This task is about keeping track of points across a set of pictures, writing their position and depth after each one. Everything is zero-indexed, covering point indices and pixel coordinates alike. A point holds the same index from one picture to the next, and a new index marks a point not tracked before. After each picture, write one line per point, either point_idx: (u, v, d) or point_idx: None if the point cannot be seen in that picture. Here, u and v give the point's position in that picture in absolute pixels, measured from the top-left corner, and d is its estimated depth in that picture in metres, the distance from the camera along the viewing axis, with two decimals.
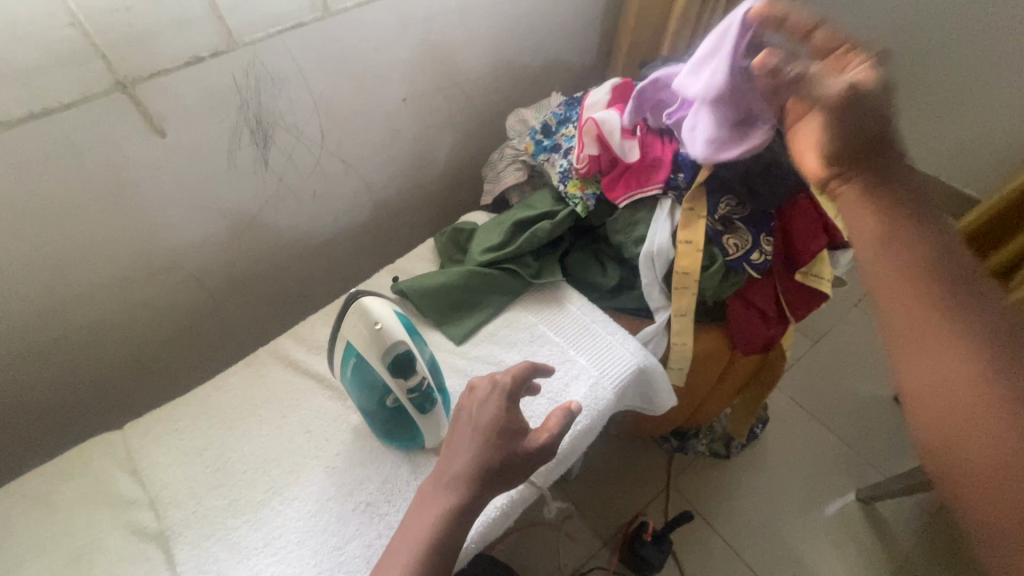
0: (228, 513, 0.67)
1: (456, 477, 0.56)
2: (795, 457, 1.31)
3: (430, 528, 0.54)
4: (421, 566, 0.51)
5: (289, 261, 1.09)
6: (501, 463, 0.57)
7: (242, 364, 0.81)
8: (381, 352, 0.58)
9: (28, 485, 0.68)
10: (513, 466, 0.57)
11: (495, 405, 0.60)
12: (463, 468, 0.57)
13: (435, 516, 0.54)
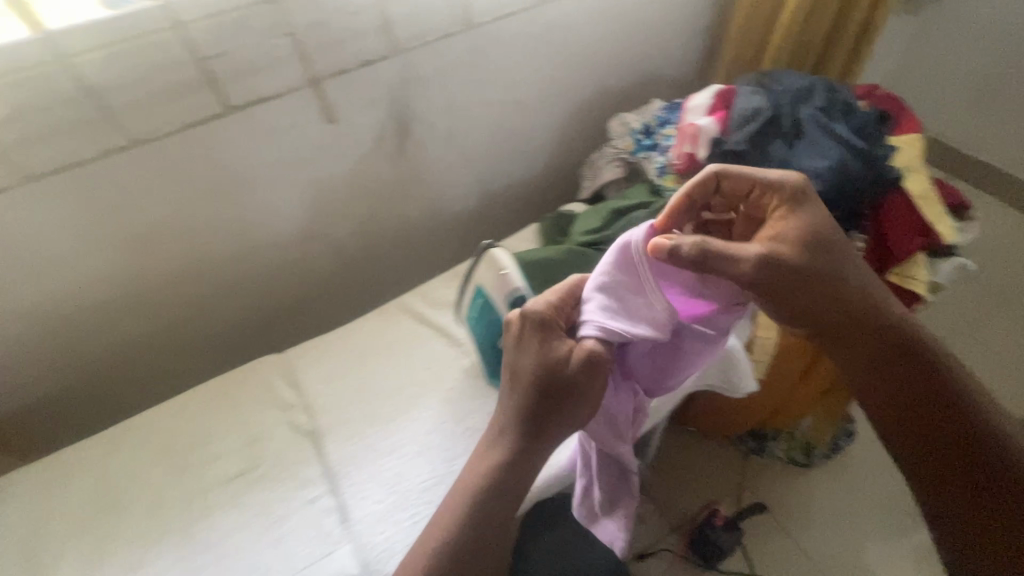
0: (364, 422, 0.82)
1: (514, 407, 0.64)
2: (879, 479, 1.27)
3: (482, 470, 0.64)
4: (473, 502, 0.62)
5: (409, 238, 1.27)
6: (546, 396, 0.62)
7: (376, 312, 0.98)
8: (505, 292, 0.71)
9: (220, 384, 0.89)
10: (551, 409, 0.62)
11: (534, 344, 0.63)
12: (516, 400, 0.64)
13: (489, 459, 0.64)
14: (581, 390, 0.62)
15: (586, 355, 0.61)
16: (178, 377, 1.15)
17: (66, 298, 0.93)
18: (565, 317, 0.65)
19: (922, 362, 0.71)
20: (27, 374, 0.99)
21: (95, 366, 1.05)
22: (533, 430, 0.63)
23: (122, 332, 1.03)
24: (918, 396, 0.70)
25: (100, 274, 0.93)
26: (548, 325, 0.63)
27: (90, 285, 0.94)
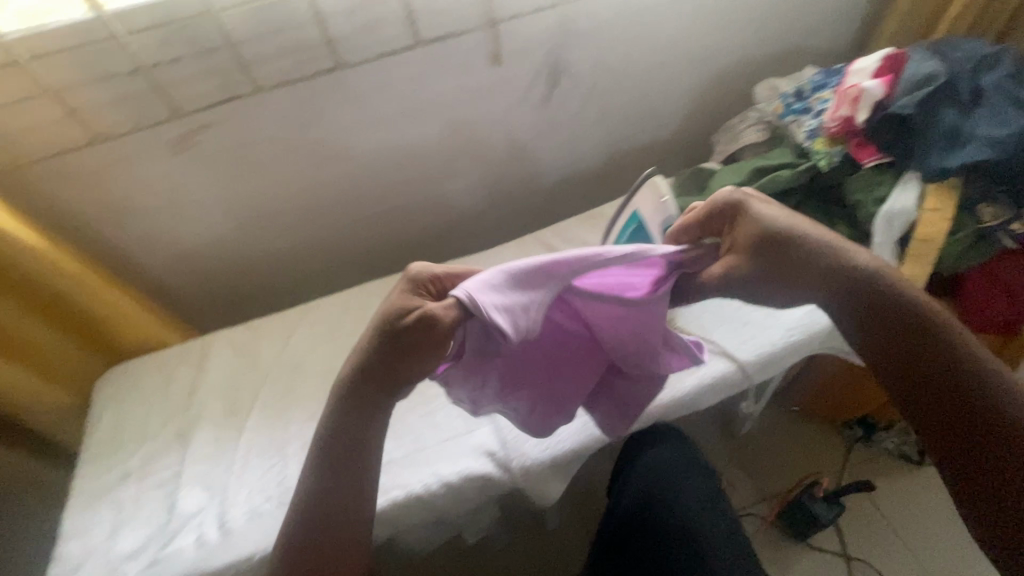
0: None
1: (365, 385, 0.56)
2: None
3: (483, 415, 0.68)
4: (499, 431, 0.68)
5: (533, 186, 1.35)
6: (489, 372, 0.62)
7: (514, 242, 1.07)
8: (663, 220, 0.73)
9: (379, 285, 1.03)
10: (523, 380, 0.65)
11: (394, 307, 0.55)
12: (365, 374, 0.56)
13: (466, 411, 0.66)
14: (406, 360, 0.54)
15: (453, 311, 0.52)
16: (328, 282, 1.33)
17: (259, 197, 1.11)
18: (430, 288, 0.57)
19: (935, 368, 0.50)
20: (220, 260, 1.19)
21: (267, 262, 1.23)
22: (365, 387, 0.56)
23: (293, 236, 1.21)
24: (928, 389, 0.50)
25: (289, 180, 1.11)
26: (416, 291, 0.56)
27: (279, 189, 1.11)
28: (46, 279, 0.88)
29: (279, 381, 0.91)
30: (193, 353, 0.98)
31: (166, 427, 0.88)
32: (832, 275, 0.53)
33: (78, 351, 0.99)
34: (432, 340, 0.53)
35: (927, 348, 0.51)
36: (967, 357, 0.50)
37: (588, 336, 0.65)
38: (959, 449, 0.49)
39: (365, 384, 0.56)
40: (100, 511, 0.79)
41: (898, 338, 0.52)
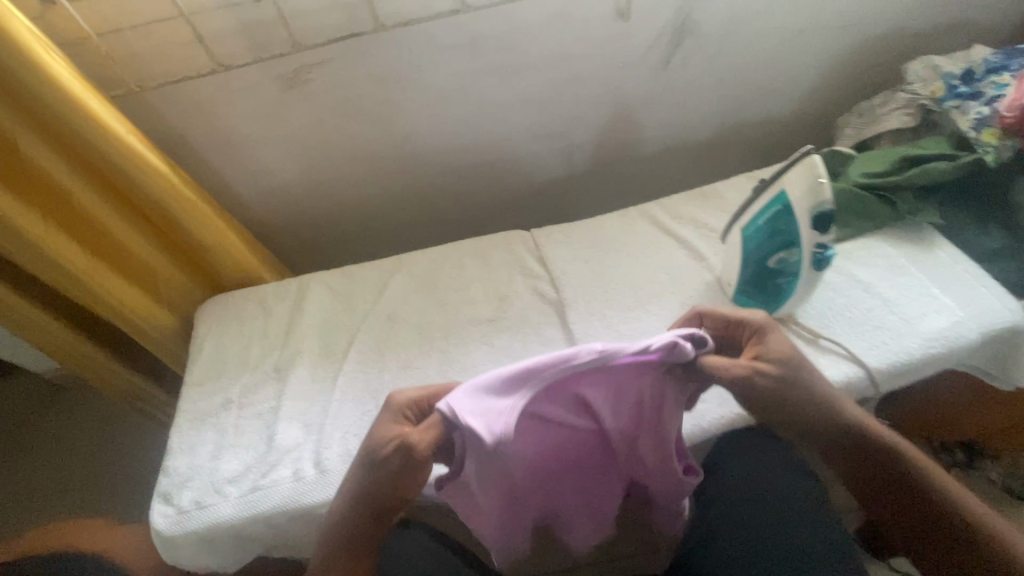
0: (606, 306, 0.88)
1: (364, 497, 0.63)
2: None
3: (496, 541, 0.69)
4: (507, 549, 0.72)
5: (634, 156, 1.28)
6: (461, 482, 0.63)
7: (616, 213, 1.01)
8: (815, 206, 0.66)
9: (475, 243, 1.01)
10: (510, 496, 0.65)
11: (391, 433, 0.63)
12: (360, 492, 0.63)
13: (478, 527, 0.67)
14: (398, 479, 0.62)
15: (432, 431, 0.59)
16: (412, 236, 1.32)
17: (361, 143, 1.10)
18: (410, 413, 0.65)
19: (906, 482, 0.61)
20: (315, 203, 1.19)
21: (359, 210, 1.23)
22: (364, 494, 0.63)
23: (386, 186, 1.19)
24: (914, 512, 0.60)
25: (392, 127, 1.09)
26: (398, 419, 0.65)
27: (381, 136, 1.10)
28: (164, 205, 0.90)
29: (374, 329, 0.91)
30: (291, 292, 0.99)
31: (265, 361, 0.90)
32: (811, 409, 0.62)
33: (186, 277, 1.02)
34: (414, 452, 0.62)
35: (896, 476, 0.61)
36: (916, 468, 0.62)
37: (594, 430, 0.64)
38: (932, 545, 0.60)
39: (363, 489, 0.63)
40: (204, 433, 0.83)
41: (877, 468, 0.62)
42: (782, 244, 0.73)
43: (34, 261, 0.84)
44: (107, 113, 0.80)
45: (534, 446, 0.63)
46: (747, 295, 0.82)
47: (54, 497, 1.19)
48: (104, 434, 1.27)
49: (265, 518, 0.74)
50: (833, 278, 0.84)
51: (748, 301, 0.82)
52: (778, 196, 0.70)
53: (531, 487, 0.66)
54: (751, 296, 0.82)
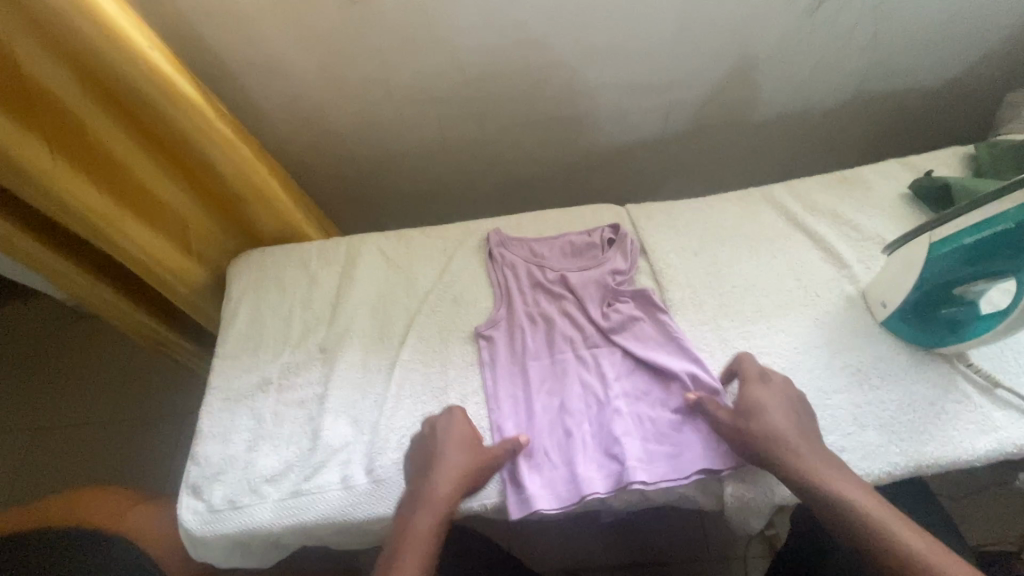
0: (719, 312, 0.73)
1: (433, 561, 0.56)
2: None
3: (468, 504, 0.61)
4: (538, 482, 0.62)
5: (742, 122, 1.07)
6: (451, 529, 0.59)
7: (732, 196, 0.84)
8: None
9: (560, 217, 0.85)
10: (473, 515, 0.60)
11: (463, 457, 0.62)
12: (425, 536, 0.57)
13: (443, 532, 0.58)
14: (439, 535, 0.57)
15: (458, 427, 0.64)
16: (469, 195, 1.16)
17: (426, 81, 0.92)
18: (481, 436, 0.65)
19: None
20: (364, 147, 1.03)
21: (413, 160, 1.07)
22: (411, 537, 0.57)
23: (450, 134, 1.02)
24: None
25: (465, 63, 0.90)
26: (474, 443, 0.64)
27: (451, 74, 0.92)
28: (195, 142, 0.74)
29: (436, 312, 0.78)
30: (340, 257, 0.85)
31: (309, 337, 0.78)
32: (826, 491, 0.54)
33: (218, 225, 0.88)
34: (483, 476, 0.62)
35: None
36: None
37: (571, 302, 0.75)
38: None
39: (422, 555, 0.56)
40: (238, 416, 0.72)
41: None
42: (986, 271, 0.57)
43: (42, 199, 0.70)
44: (127, 21, 0.63)
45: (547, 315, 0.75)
46: (903, 323, 0.66)
47: (73, 443, 1.12)
48: (126, 381, 1.19)
49: (307, 528, 0.64)
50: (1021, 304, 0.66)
51: (901, 331, 0.67)
52: (1005, 213, 0.53)
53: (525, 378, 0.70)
54: (907, 326, 0.66)
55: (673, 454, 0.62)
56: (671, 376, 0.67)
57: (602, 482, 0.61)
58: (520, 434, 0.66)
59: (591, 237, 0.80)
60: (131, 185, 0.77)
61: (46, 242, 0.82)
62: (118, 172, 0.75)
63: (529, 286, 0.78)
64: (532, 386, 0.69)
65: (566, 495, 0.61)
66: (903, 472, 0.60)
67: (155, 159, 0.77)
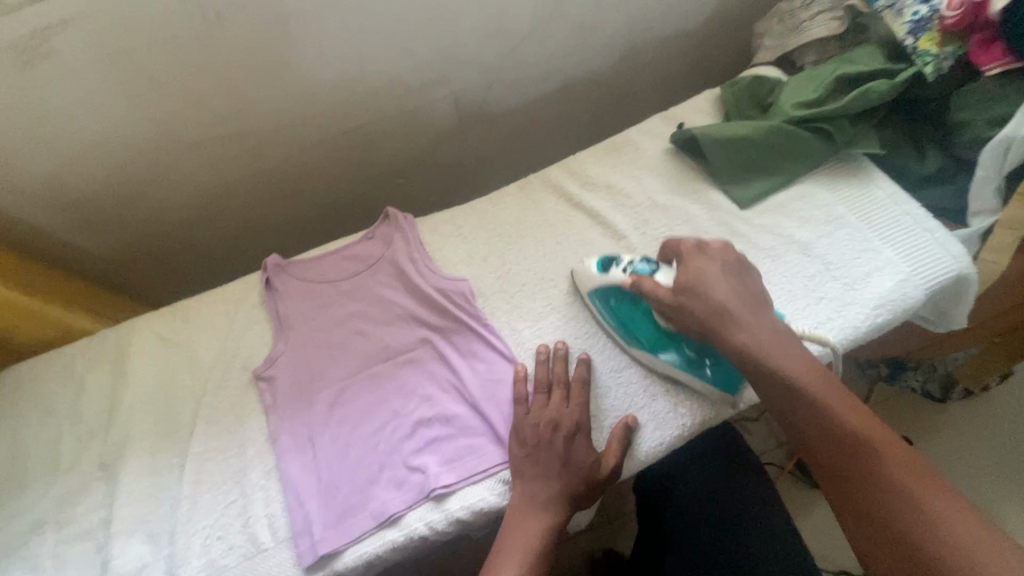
0: (512, 313, 0.72)
1: (545, 522, 0.58)
2: None
3: (546, 491, 0.59)
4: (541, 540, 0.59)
5: (534, 98, 1.05)
6: (567, 483, 0.59)
7: (515, 185, 0.83)
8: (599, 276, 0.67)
9: (345, 246, 0.80)
10: (577, 478, 0.59)
11: (283, 304, 0.75)
12: (526, 556, 0.56)
13: (536, 530, 0.57)
14: (548, 451, 0.60)
15: (265, 270, 0.77)
16: (280, 234, 1.06)
17: (158, 130, 0.81)
18: (268, 279, 0.77)
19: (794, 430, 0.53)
20: (128, 216, 0.90)
21: (194, 215, 0.95)
22: (548, 481, 0.59)
23: (221, 178, 0.92)
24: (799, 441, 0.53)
25: (207, 103, 0.81)
26: (269, 281, 0.77)
27: (196, 118, 0.82)
28: None
29: (225, 386, 0.71)
30: (108, 354, 0.75)
31: (84, 455, 0.68)
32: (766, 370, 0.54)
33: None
34: (553, 453, 0.60)
35: (828, 446, 0.51)
36: (859, 441, 0.50)
37: (358, 318, 0.74)
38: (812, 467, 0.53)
39: (526, 560, 0.55)
40: (9, 574, 0.62)
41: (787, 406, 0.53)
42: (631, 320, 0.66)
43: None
44: None
45: (329, 342, 0.73)
46: (721, 371, 0.62)
47: None
48: None
49: None
50: (768, 243, 0.71)
51: (728, 374, 0.62)
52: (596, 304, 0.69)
53: (311, 417, 0.68)
54: (724, 366, 0.62)
55: (465, 450, 0.64)
56: (462, 372, 0.68)
57: (401, 498, 0.62)
58: (311, 474, 0.65)
59: (375, 246, 0.79)
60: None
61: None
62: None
63: (304, 313, 0.75)
64: (320, 416, 0.68)
65: (374, 519, 0.61)
66: (695, 426, 0.63)
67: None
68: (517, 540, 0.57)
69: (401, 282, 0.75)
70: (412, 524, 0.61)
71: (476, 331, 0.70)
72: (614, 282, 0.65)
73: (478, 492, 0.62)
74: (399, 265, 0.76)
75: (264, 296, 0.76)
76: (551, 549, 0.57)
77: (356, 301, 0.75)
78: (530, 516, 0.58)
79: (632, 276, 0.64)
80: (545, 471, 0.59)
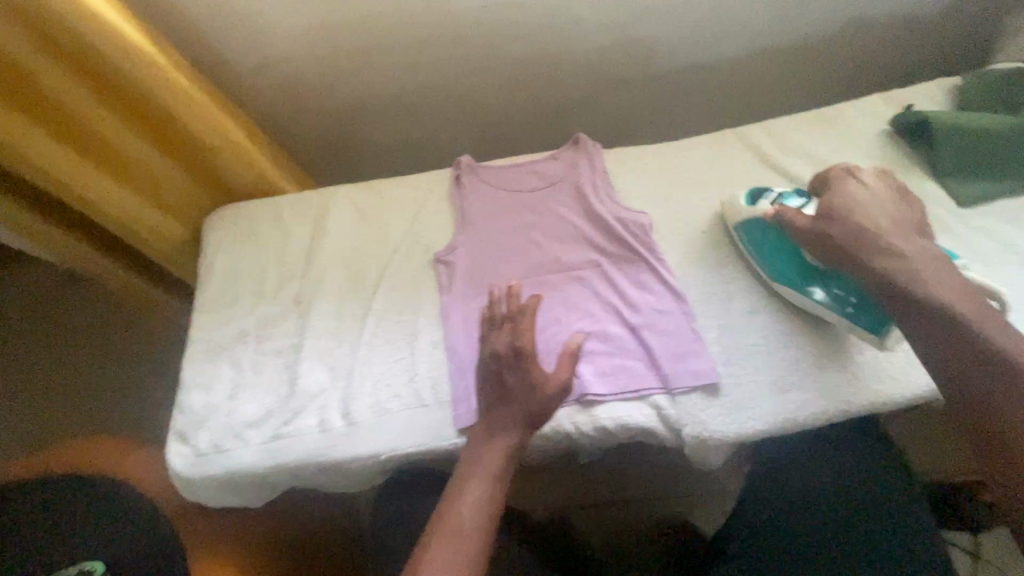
0: (688, 256, 0.73)
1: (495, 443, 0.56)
2: None
3: (514, 423, 0.57)
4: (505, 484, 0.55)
5: (733, 60, 1.00)
6: (524, 409, 0.58)
7: (708, 137, 0.82)
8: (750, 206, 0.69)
9: (532, 161, 0.84)
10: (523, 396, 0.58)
11: (469, 201, 0.81)
12: (475, 479, 0.54)
13: (494, 452, 0.56)
14: (506, 363, 0.59)
15: (458, 167, 0.83)
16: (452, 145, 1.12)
17: None
18: (459, 176, 0.83)
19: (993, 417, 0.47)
20: None
21: None
22: (503, 402, 0.58)
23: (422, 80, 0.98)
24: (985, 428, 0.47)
25: None
26: (458, 177, 0.83)
27: None
28: (150, 95, 0.72)
29: (409, 261, 0.78)
30: (311, 210, 0.85)
31: (285, 289, 0.79)
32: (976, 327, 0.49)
33: (177, 171, 0.82)
34: (537, 391, 0.58)
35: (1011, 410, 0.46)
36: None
37: (536, 228, 0.78)
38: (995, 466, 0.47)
39: (484, 481, 0.54)
40: (218, 365, 0.74)
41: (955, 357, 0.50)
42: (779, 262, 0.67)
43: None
44: None
45: (507, 243, 0.77)
46: (867, 311, 0.61)
47: (85, 403, 1.19)
48: (137, 346, 1.24)
49: (290, 468, 0.68)
50: (984, 246, 0.67)
51: (875, 317, 0.61)
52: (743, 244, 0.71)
53: (482, 306, 0.74)
54: (870, 310, 0.61)
55: (621, 370, 0.67)
56: (630, 297, 0.71)
57: None
58: (475, 353, 0.71)
59: (561, 166, 0.82)
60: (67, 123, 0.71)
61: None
62: (48, 106, 0.68)
63: (486, 214, 0.80)
64: (490, 307, 0.73)
65: None
66: (860, 408, 0.62)
67: (111, 111, 0.72)
68: (487, 485, 0.53)
69: (582, 204, 0.78)
70: (560, 420, 0.66)
71: (652, 265, 0.72)
72: (759, 216, 0.68)
73: (627, 408, 0.65)
74: (582, 188, 0.79)
75: (453, 190, 0.83)
76: (505, 475, 0.55)
77: (535, 214, 0.79)
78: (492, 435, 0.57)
79: (776, 207, 0.66)
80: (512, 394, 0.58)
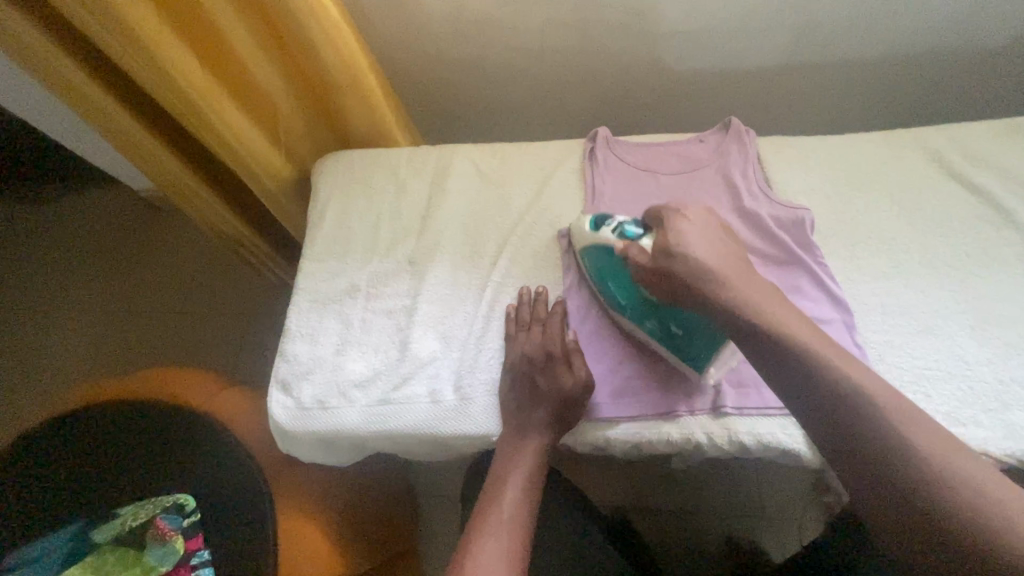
0: (850, 265, 0.66)
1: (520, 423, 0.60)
2: None
3: (549, 413, 0.60)
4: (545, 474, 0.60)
5: (901, 56, 0.89)
6: (557, 405, 0.60)
7: (877, 137, 0.74)
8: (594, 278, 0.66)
9: (674, 141, 0.77)
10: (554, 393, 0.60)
11: (603, 176, 0.74)
12: (519, 483, 0.58)
13: (528, 450, 0.59)
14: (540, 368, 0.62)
15: (592, 138, 0.77)
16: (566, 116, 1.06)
17: None
18: (593, 148, 0.77)
19: None
20: None
21: None
22: (541, 407, 0.60)
23: None
24: None
25: None
26: (592, 149, 0.77)
27: None
28: (308, 28, 0.67)
29: (532, 235, 0.73)
30: (429, 167, 0.80)
31: (398, 247, 0.75)
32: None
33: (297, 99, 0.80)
34: (563, 391, 0.60)
35: None
36: None
37: None
38: None
39: (522, 475, 0.58)
40: (325, 318, 0.71)
41: None
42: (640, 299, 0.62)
43: (113, 36, 0.60)
44: None
45: None
46: (698, 352, 0.59)
47: (167, 334, 1.22)
48: (220, 284, 1.25)
49: (395, 436, 0.64)
50: None
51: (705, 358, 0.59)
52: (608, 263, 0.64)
53: None
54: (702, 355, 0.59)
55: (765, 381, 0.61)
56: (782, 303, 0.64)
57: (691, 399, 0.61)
58: (601, 341, 0.65)
59: (706, 150, 0.75)
60: (209, 32, 0.68)
61: (92, 72, 0.68)
62: (201, 16, 0.65)
63: (620, 193, 0.73)
64: None
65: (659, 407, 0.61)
66: None
67: (252, 26, 0.69)
68: (514, 469, 0.59)
69: (731, 193, 0.71)
70: (692, 429, 0.60)
71: (810, 271, 0.64)
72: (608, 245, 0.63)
73: (770, 425, 0.59)
74: (732, 176, 0.71)
75: (585, 164, 0.76)
76: (543, 462, 0.60)
77: (675, 198, 0.72)
78: (516, 424, 0.60)
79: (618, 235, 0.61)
80: (549, 396, 0.60)
